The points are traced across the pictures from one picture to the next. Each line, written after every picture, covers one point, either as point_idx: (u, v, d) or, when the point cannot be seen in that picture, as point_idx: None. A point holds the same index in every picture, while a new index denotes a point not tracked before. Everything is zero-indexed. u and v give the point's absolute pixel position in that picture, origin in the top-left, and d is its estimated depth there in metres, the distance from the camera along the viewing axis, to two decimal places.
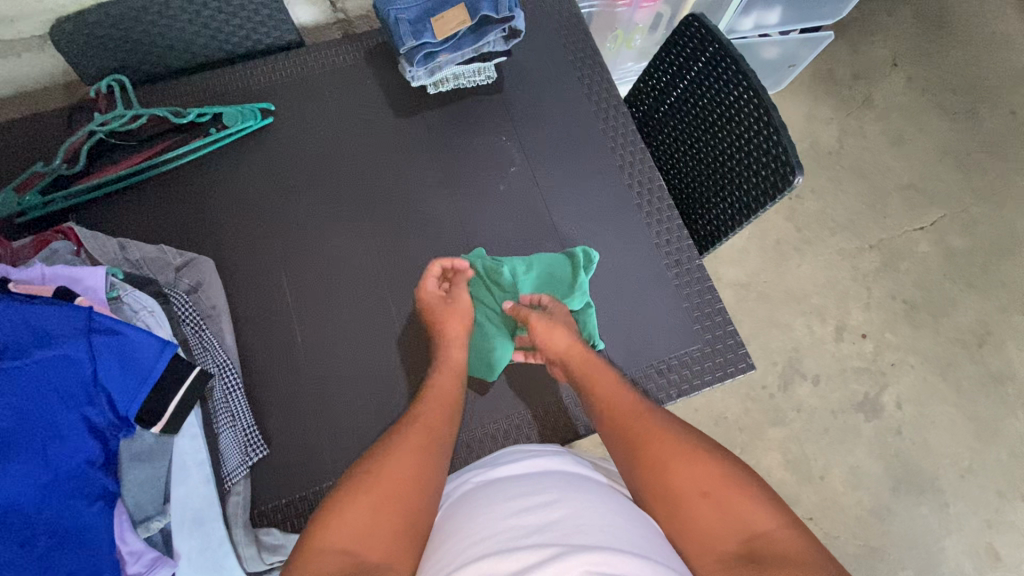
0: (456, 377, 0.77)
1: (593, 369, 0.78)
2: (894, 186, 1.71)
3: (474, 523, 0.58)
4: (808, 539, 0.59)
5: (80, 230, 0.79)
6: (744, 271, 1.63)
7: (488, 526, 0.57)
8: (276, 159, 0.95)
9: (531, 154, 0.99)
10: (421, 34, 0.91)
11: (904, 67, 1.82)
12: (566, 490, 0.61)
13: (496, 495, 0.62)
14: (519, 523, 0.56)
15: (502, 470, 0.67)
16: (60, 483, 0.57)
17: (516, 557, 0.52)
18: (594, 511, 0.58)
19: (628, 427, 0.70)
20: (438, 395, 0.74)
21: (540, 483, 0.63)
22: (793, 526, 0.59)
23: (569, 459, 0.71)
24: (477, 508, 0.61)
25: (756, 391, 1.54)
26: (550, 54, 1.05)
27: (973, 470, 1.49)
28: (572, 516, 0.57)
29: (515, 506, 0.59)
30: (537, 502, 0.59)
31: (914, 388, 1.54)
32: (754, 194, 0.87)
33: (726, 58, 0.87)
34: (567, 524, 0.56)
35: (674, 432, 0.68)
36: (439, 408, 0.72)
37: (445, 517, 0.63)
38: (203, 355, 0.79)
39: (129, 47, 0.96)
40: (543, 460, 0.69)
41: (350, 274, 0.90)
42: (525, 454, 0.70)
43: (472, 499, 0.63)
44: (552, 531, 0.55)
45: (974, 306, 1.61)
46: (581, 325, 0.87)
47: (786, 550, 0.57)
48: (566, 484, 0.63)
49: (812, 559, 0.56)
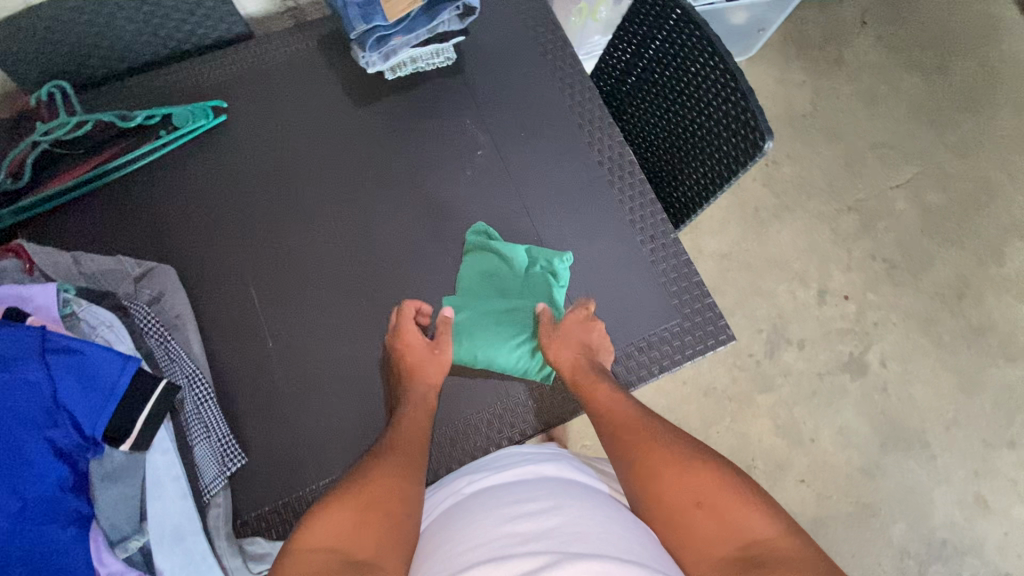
0: (428, 410, 0.77)
1: (590, 381, 0.78)
2: (869, 146, 1.71)
3: (472, 531, 0.59)
4: (808, 546, 0.58)
5: (31, 247, 0.75)
6: (725, 241, 1.62)
7: (485, 533, 0.58)
8: (232, 158, 0.92)
9: (497, 136, 0.96)
10: (371, 17, 0.87)
11: (872, 25, 1.80)
12: (563, 497, 0.62)
13: (490, 502, 0.62)
14: (515, 530, 0.57)
15: (499, 475, 0.68)
16: (29, 510, 0.55)
17: (513, 563, 0.53)
18: (589, 518, 0.59)
19: (623, 437, 0.71)
20: (415, 423, 0.74)
21: (536, 489, 0.64)
22: (793, 534, 0.59)
23: (564, 464, 0.71)
24: (474, 515, 0.61)
25: (743, 359, 1.54)
26: (510, 31, 1.02)
27: (959, 421, 1.51)
28: (568, 523, 0.57)
29: (511, 512, 0.60)
30: (533, 509, 0.60)
31: (898, 346, 1.56)
32: (726, 163, 0.85)
33: (689, 24, 0.84)
34: (564, 533, 0.56)
35: (670, 442, 0.68)
36: (416, 429, 0.73)
37: (442, 526, 0.64)
38: (170, 367, 0.76)
39: (68, 50, 0.91)
40: (540, 466, 0.69)
41: (319, 273, 0.87)
42: (525, 457, 0.71)
43: (469, 507, 0.64)
44: (549, 539, 0.55)
45: (953, 260, 1.63)
46: (539, 259, 0.89)
47: (784, 557, 0.57)
48: (562, 490, 0.64)
49: (811, 567, 0.56)
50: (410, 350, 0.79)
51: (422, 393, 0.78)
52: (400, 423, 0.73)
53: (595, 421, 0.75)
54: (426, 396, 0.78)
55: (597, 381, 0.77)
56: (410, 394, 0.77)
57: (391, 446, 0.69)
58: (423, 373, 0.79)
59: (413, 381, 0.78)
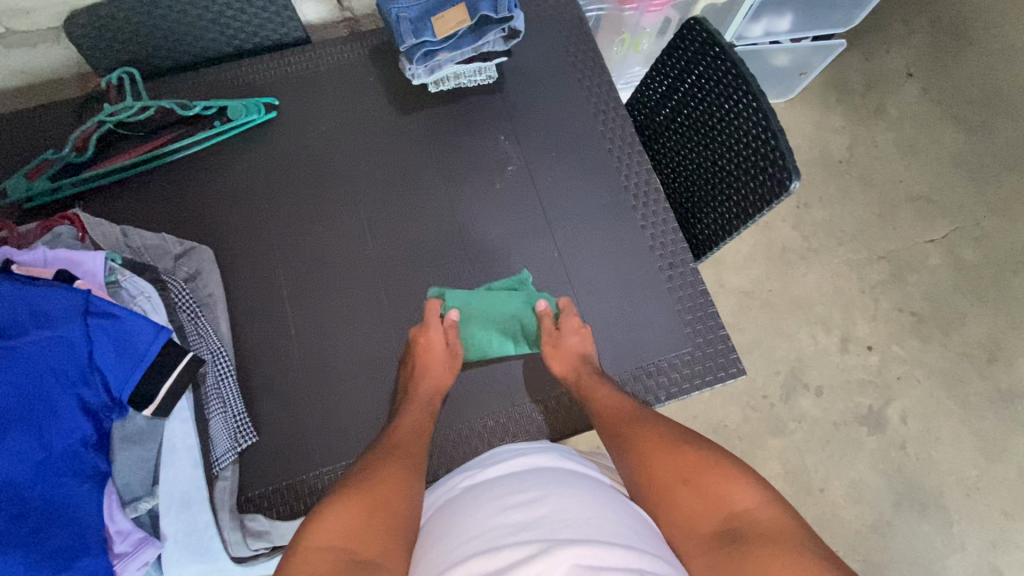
0: (431, 413, 0.78)
1: (594, 382, 0.80)
2: (905, 198, 1.69)
3: (464, 524, 0.59)
4: (789, 514, 0.59)
5: (86, 216, 0.80)
6: (748, 278, 1.62)
7: (476, 525, 0.58)
8: (278, 152, 0.97)
9: (529, 153, 0.99)
10: (421, 32, 0.92)
11: (918, 78, 1.79)
12: (553, 486, 0.62)
13: (481, 496, 0.62)
14: (505, 520, 0.57)
15: (490, 469, 0.68)
16: (54, 461, 0.59)
17: (502, 554, 0.53)
18: (579, 504, 0.59)
19: (617, 427, 0.73)
20: (413, 426, 0.74)
21: (525, 479, 0.64)
22: (774, 503, 0.60)
23: (556, 453, 0.71)
24: (466, 507, 0.62)
25: (757, 400, 1.52)
26: (552, 55, 1.06)
27: (979, 488, 1.46)
28: (559, 510, 0.57)
29: (502, 503, 0.60)
30: (524, 498, 0.60)
31: (920, 404, 1.52)
32: (750, 199, 0.87)
33: (726, 62, 0.87)
34: (554, 520, 0.56)
35: (661, 429, 0.70)
36: (415, 436, 0.73)
37: (436, 520, 0.63)
38: (198, 342, 0.80)
39: (140, 41, 0.97)
40: (532, 455, 0.69)
41: (346, 269, 0.91)
42: (514, 451, 0.71)
43: (461, 500, 0.64)
44: (539, 528, 0.55)
45: (985, 321, 1.58)
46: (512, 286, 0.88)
47: (767, 526, 0.58)
48: (554, 479, 0.63)
49: (792, 534, 0.57)
50: (428, 350, 0.81)
51: (427, 395, 0.79)
52: (398, 429, 0.73)
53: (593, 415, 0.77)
54: (430, 400, 0.79)
55: (594, 384, 0.80)
56: (416, 395, 0.78)
57: (389, 452, 0.69)
58: (432, 377, 0.80)
59: (423, 382, 0.80)
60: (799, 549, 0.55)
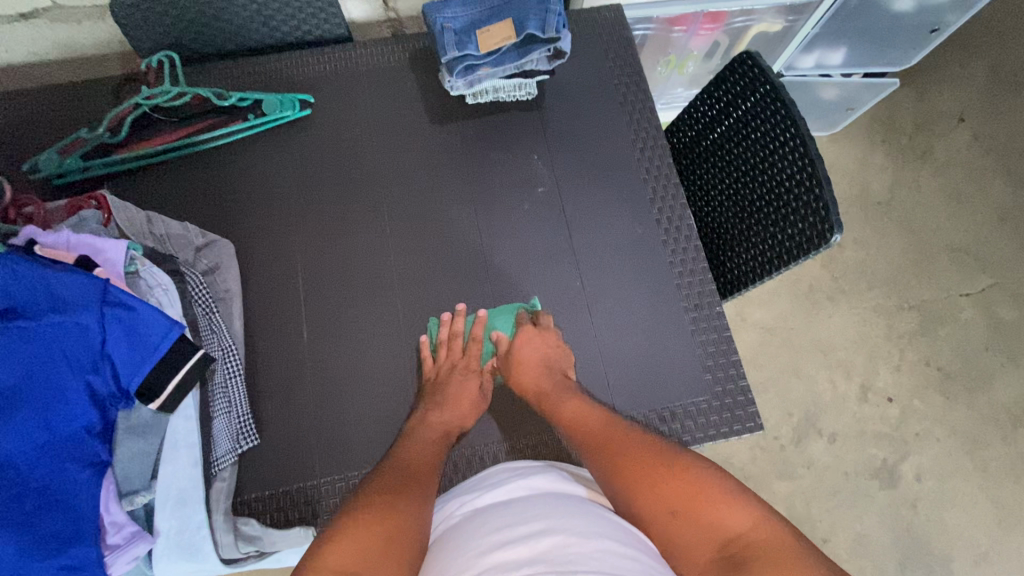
0: (443, 436, 0.77)
1: (556, 397, 0.78)
2: (943, 247, 1.62)
3: (464, 559, 0.56)
4: (785, 527, 0.58)
5: (113, 199, 0.81)
6: (771, 314, 1.57)
7: (475, 562, 0.55)
8: (308, 150, 0.96)
9: (561, 176, 0.97)
10: (465, 45, 0.91)
11: (971, 123, 1.72)
12: (554, 514, 0.59)
13: (480, 527, 0.60)
14: (507, 556, 0.54)
15: (488, 496, 0.65)
16: (57, 446, 0.59)
17: None
18: (583, 535, 0.56)
19: (598, 447, 0.69)
20: (421, 448, 0.73)
21: (525, 508, 0.61)
22: (767, 517, 0.58)
23: (554, 476, 0.69)
24: (467, 539, 0.59)
25: (766, 440, 1.48)
26: (595, 75, 1.03)
27: (990, 557, 1.40)
28: (562, 542, 0.54)
29: (501, 536, 0.57)
30: (525, 530, 0.57)
31: (937, 462, 1.46)
32: (788, 245, 0.83)
33: (776, 100, 0.83)
34: (558, 553, 0.53)
35: (643, 451, 0.67)
36: (422, 458, 0.71)
37: (437, 551, 0.61)
38: (209, 339, 0.79)
39: (184, 27, 0.96)
40: (531, 480, 0.67)
41: (364, 275, 0.90)
42: (512, 473, 0.69)
43: (461, 531, 0.61)
44: (543, 561, 0.52)
45: (1014, 384, 1.52)
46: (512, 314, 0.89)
47: (765, 546, 0.56)
48: (554, 507, 0.61)
49: (790, 551, 0.55)
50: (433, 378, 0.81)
51: (434, 416, 0.78)
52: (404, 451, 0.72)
53: (570, 437, 0.74)
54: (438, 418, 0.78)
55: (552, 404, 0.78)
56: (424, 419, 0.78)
57: (393, 473, 0.67)
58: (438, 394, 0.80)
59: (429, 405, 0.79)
60: (801, 567, 0.53)
